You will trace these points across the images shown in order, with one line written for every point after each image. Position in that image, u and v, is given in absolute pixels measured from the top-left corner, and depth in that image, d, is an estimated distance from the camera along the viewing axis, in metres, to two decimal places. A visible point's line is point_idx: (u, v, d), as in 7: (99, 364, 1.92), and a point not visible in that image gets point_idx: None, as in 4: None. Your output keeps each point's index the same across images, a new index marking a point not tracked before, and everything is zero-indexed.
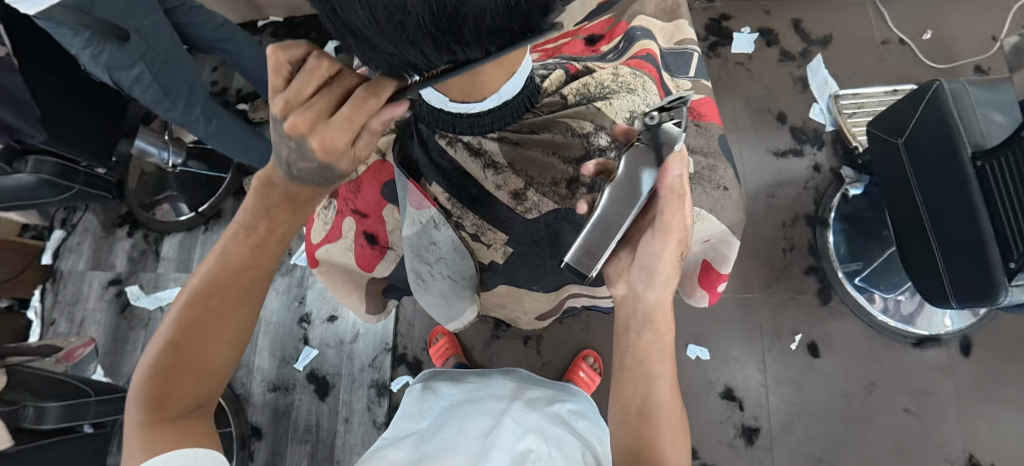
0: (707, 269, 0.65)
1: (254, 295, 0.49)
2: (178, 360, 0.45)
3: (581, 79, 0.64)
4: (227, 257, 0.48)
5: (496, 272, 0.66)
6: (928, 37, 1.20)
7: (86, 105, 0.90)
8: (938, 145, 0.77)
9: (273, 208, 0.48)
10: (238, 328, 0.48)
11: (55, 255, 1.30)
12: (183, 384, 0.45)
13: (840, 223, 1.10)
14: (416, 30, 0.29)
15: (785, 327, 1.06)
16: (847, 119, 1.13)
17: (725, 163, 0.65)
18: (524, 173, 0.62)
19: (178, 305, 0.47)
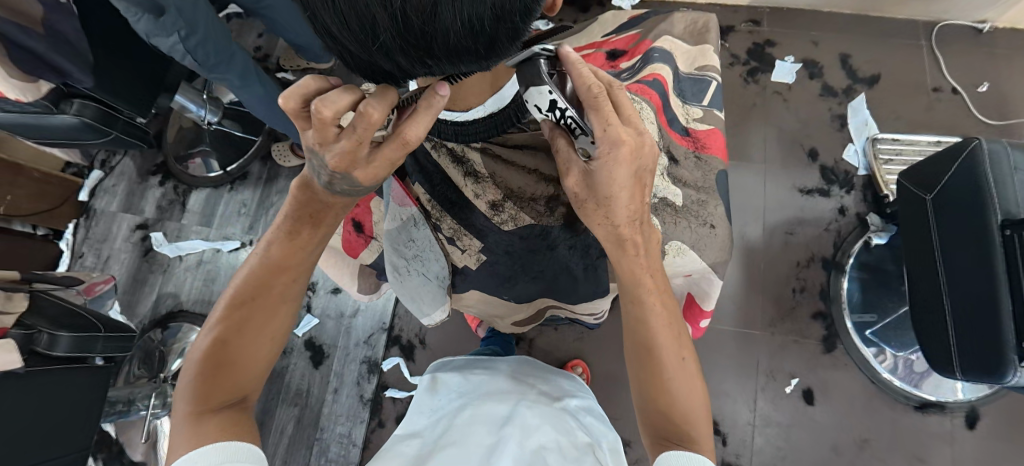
0: (690, 303, 0.67)
1: (290, 297, 0.54)
2: (223, 358, 0.51)
3: None
4: (267, 263, 0.52)
5: (466, 277, 0.67)
6: (984, 89, 1.14)
7: (132, 57, 0.94)
8: (968, 207, 0.73)
9: (310, 216, 0.51)
10: (275, 328, 0.53)
11: (92, 193, 1.37)
12: (226, 379, 0.50)
13: (857, 272, 1.06)
14: (388, 39, 0.30)
15: (782, 368, 1.04)
16: (881, 165, 1.09)
17: (717, 201, 0.64)
18: (505, 184, 0.60)
19: (224, 307, 0.52)
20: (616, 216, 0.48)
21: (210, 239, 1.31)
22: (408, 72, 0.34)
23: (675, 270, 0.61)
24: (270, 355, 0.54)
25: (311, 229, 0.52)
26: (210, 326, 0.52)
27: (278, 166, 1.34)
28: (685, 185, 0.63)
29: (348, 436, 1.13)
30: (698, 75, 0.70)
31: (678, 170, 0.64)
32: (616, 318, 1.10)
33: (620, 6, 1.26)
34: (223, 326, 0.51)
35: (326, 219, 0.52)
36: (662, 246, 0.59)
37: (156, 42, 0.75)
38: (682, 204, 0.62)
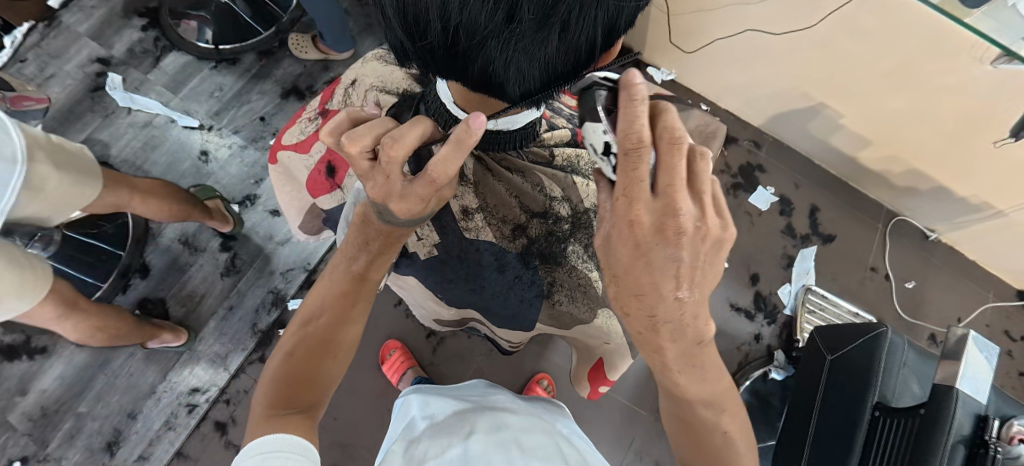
0: (596, 367, 0.77)
1: (357, 316, 0.57)
2: (295, 372, 0.53)
3: (576, 151, 0.71)
4: (335, 289, 0.56)
5: (411, 263, 0.66)
6: (909, 286, 1.26)
7: None
8: (858, 380, 0.81)
9: (368, 241, 0.55)
10: (338, 347, 0.55)
11: (65, 4, 1.25)
12: (297, 391, 0.52)
13: (749, 395, 1.13)
14: (435, 41, 0.37)
15: (651, 453, 1.08)
16: (804, 312, 1.19)
17: None
18: (483, 197, 0.64)
19: (296, 330, 0.55)
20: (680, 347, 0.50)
21: (169, 106, 1.22)
22: (444, 71, 0.41)
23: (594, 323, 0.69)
24: (333, 375, 0.56)
25: (367, 258, 0.56)
26: (282, 349, 0.55)
27: (272, 67, 1.28)
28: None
29: (222, 356, 1.09)
30: None
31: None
32: (527, 350, 1.12)
33: (653, 76, 1.33)
34: (292, 341, 0.55)
35: (383, 243, 0.55)
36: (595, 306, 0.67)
37: None
38: None
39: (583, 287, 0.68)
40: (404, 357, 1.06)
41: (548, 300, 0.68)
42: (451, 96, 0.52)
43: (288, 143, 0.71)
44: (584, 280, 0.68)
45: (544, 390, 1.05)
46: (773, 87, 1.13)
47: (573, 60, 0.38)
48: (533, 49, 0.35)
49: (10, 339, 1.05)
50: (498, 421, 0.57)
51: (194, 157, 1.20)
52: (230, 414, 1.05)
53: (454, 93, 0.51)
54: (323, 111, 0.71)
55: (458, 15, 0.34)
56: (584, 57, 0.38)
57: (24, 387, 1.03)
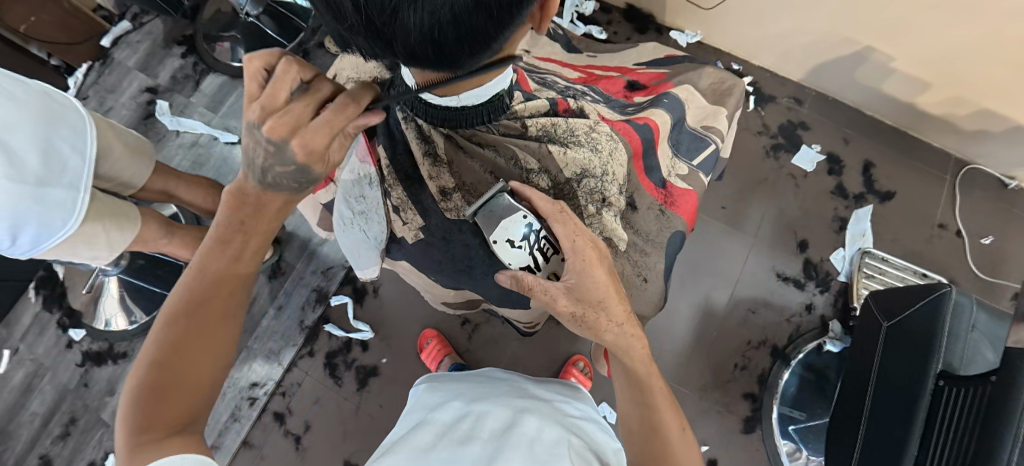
0: None
1: (236, 308, 0.53)
2: (166, 384, 0.46)
3: (553, 117, 0.61)
4: (205, 280, 0.51)
5: (402, 248, 0.66)
6: (986, 242, 1.14)
7: None
8: (916, 348, 0.74)
9: (244, 224, 0.53)
10: (218, 345, 0.50)
11: (114, 42, 1.37)
12: (174, 399, 0.46)
13: (801, 369, 1.06)
14: (355, 21, 0.37)
15: (696, 433, 1.05)
16: (862, 278, 1.10)
17: (659, 257, 0.66)
18: (460, 176, 0.58)
19: (160, 330, 0.48)
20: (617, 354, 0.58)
21: (211, 125, 1.31)
22: (378, 52, 0.41)
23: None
24: (217, 375, 0.51)
25: (243, 240, 0.53)
26: (141, 358, 0.47)
27: None
28: (630, 231, 0.65)
29: (276, 353, 1.14)
30: (701, 134, 0.72)
31: (634, 215, 0.66)
32: (561, 333, 1.12)
33: (676, 41, 1.27)
34: (157, 347, 0.47)
35: (263, 221, 0.54)
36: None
37: None
38: (624, 248, 0.64)
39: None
40: (440, 345, 1.08)
41: None
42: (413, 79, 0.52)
43: None
44: None
45: (580, 372, 1.04)
46: (808, 35, 1.04)
47: (495, 21, 0.37)
48: (444, 13, 0.34)
49: (98, 346, 1.18)
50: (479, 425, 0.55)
51: (236, 170, 1.28)
52: (287, 405, 1.11)
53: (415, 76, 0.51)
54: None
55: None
56: (506, 16, 0.37)
57: (113, 388, 1.16)
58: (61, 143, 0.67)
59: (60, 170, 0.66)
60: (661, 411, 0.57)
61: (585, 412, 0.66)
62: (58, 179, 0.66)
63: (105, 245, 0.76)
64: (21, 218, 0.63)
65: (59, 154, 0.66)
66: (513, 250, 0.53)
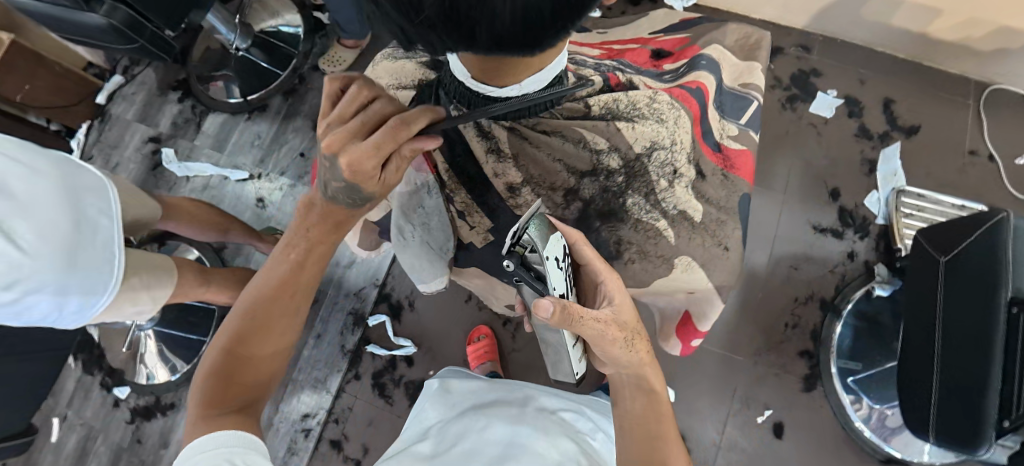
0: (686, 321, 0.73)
1: (298, 304, 0.57)
2: (232, 367, 0.52)
3: (615, 92, 0.57)
4: (273, 279, 0.56)
5: (469, 253, 0.67)
6: (1021, 162, 1.11)
7: None
8: (979, 278, 0.72)
9: (311, 230, 0.56)
10: (279, 336, 0.55)
11: (109, 97, 1.36)
12: (235, 383, 0.52)
13: (853, 319, 1.04)
14: (433, 12, 0.32)
15: (757, 398, 1.03)
16: (901, 217, 1.07)
17: (735, 222, 0.65)
18: (527, 169, 0.57)
19: (235, 318, 0.55)
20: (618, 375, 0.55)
21: (220, 165, 1.30)
22: (454, 44, 0.36)
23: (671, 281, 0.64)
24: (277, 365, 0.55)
25: (308, 244, 0.56)
26: (217, 343, 0.54)
27: (299, 103, 1.32)
28: (699, 199, 0.63)
29: (322, 382, 1.13)
30: (742, 92, 0.70)
31: (701, 184, 0.64)
32: None
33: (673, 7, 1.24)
34: (231, 334, 0.54)
35: (327, 231, 0.56)
36: (670, 259, 0.61)
37: None
38: (700, 220, 0.62)
39: (656, 237, 0.61)
40: (488, 346, 1.08)
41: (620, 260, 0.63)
42: (467, 71, 0.47)
43: None
44: (652, 232, 0.61)
45: None
46: None
47: None
48: None
49: (145, 401, 1.17)
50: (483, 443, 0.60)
51: (252, 205, 1.27)
52: (342, 431, 1.10)
53: (469, 68, 0.46)
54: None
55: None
56: None
57: (166, 440, 1.15)
58: (88, 205, 0.66)
59: (92, 232, 0.65)
60: (664, 441, 0.54)
61: (595, 421, 0.70)
62: (92, 242, 0.65)
63: (150, 299, 0.75)
64: (68, 289, 0.62)
65: (88, 217, 0.65)
66: (558, 269, 0.48)
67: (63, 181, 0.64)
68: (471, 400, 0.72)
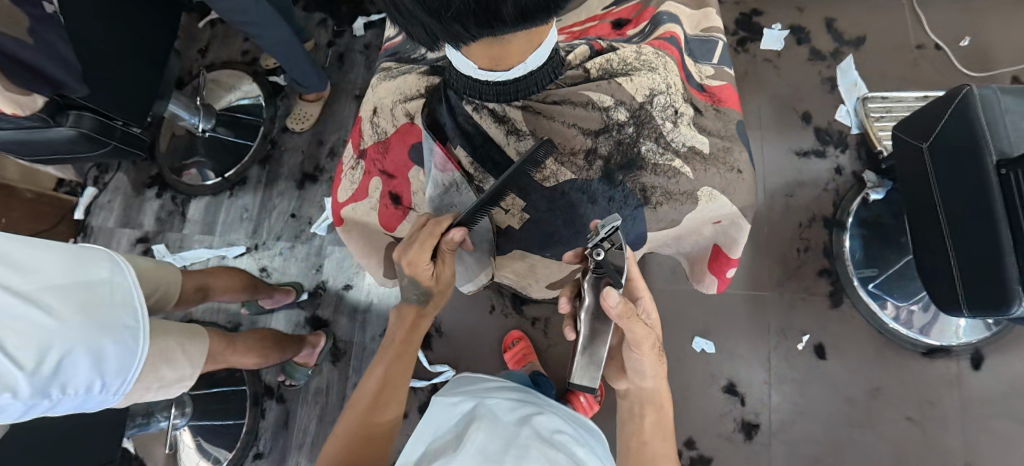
0: (717, 253, 0.65)
1: (403, 378, 0.63)
2: (359, 440, 0.57)
3: (605, 54, 0.59)
4: (386, 362, 0.63)
5: (510, 238, 0.65)
6: (966, 43, 1.17)
7: (137, 62, 0.98)
8: (964, 151, 0.76)
9: (410, 317, 0.66)
10: (391, 406, 0.60)
11: (87, 211, 1.35)
12: (364, 453, 0.56)
13: (858, 229, 1.08)
14: (463, 5, 0.35)
15: (792, 326, 1.06)
16: (873, 123, 1.12)
17: (741, 145, 0.61)
18: (545, 140, 0.56)
19: (357, 401, 0.61)
20: (642, 385, 0.64)
21: (214, 246, 1.29)
22: (478, 30, 0.38)
23: (700, 214, 0.59)
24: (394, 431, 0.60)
25: (404, 331, 0.65)
26: (344, 424, 0.59)
27: (277, 167, 1.32)
28: (707, 133, 0.60)
29: None
30: (705, 36, 0.72)
31: (700, 120, 0.61)
32: None
33: None
34: (355, 414, 0.60)
35: (415, 316, 0.66)
36: (694, 194, 0.57)
37: None
38: (709, 152, 0.59)
39: (676, 176, 0.57)
40: (524, 347, 1.09)
41: (649, 207, 0.58)
42: (473, 62, 0.50)
43: (345, 199, 0.66)
44: (670, 172, 0.57)
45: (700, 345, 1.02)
46: None
47: None
48: None
49: None
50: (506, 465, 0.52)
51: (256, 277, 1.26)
52: None
53: (477, 59, 0.49)
54: (360, 153, 0.65)
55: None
56: None
57: None
58: (99, 269, 0.67)
59: (109, 294, 0.66)
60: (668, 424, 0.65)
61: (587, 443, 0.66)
62: (113, 304, 0.65)
63: (187, 361, 0.75)
64: (102, 354, 0.62)
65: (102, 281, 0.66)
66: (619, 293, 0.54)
67: (69, 251, 0.66)
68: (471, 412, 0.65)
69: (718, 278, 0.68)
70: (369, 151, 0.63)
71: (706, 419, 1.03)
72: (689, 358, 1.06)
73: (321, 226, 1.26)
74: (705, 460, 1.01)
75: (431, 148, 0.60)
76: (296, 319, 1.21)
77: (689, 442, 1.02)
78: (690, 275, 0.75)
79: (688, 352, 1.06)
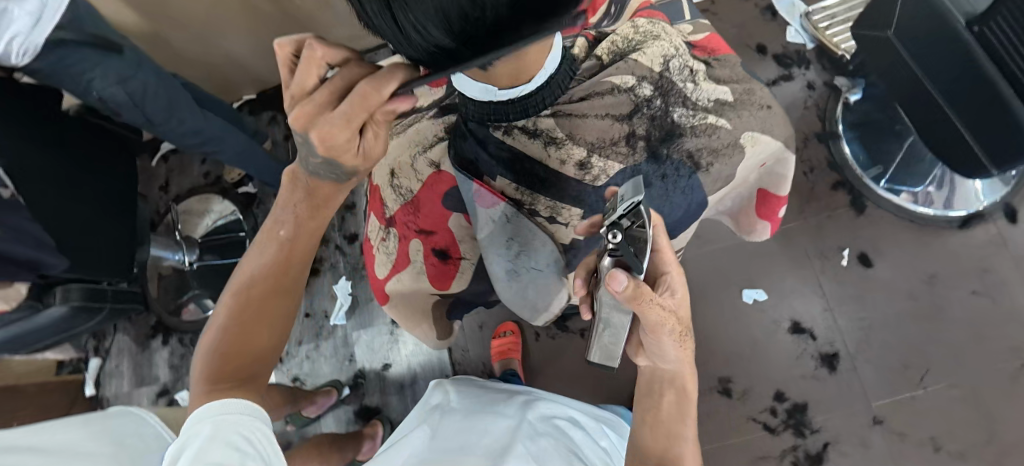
0: (765, 195, 0.65)
1: (291, 284, 0.49)
2: (229, 350, 0.45)
3: (607, 38, 0.58)
4: (264, 259, 0.48)
5: (579, 250, 0.60)
6: None
7: (108, 218, 0.95)
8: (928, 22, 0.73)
9: (299, 206, 0.49)
10: (277, 312, 0.47)
11: (97, 384, 1.28)
12: (245, 362, 0.45)
13: (851, 133, 1.10)
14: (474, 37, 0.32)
15: (830, 246, 1.05)
16: (825, 33, 1.15)
17: (759, 83, 0.60)
18: (585, 140, 0.54)
19: (227, 296, 0.47)
20: (661, 367, 0.50)
21: None
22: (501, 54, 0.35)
23: (749, 163, 0.58)
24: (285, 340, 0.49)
25: (295, 215, 0.48)
26: (215, 317, 0.46)
27: None
28: (724, 82, 0.58)
29: None
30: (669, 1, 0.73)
31: (713, 71, 0.59)
32: None
33: None
34: (225, 315, 0.46)
35: (327, 197, 0.50)
36: (738, 143, 0.55)
37: (103, 93, 0.82)
38: (734, 99, 0.57)
39: (716, 131, 0.55)
40: (512, 340, 1.09)
41: (704, 171, 0.55)
42: (493, 84, 0.48)
43: (387, 273, 0.64)
44: (709, 130, 0.55)
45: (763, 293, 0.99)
46: None
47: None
48: None
49: None
50: (490, 429, 0.62)
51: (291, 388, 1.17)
52: None
53: (497, 80, 0.47)
54: (388, 221, 0.63)
55: (485, 38, 0.32)
56: None
57: None
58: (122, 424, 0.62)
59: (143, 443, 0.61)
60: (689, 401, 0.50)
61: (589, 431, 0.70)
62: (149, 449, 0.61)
63: None
64: None
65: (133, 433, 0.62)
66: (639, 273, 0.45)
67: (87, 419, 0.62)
68: (458, 407, 0.71)
69: (771, 221, 0.67)
70: (398, 217, 0.61)
71: (785, 366, 1.00)
72: (745, 313, 1.03)
73: (340, 316, 1.18)
74: (802, 407, 0.98)
75: (471, 187, 0.57)
76: (345, 416, 1.13)
77: (779, 395, 0.99)
78: (737, 227, 0.73)
79: (742, 307, 1.04)
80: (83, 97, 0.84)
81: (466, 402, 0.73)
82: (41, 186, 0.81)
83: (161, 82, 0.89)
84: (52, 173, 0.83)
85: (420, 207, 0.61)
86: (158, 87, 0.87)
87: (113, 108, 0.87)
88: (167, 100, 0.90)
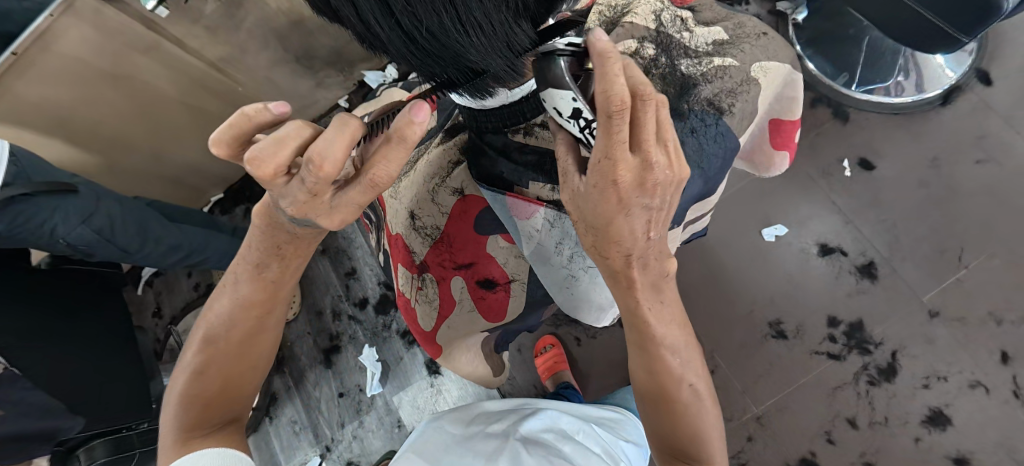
0: (776, 125, 0.64)
1: (272, 325, 0.49)
2: (206, 393, 0.46)
3: (595, 9, 0.61)
4: (240, 301, 0.46)
5: None
6: None
7: (111, 359, 0.90)
8: None
9: (279, 246, 0.42)
10: (256, 352, 0.48)
11: None
12: (224, 401, 0.47)
13: (809, 51, 1.11)
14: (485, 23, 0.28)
15: (829, 161, 1.05)
16: None
17: (746, 16, 0.61)
18: None
19: (199, 342, 0.47)
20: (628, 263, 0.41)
21: None
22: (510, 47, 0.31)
23: (766, 93, 0.58)
24: (256, 379, 0.50)
25: (281, 262, 0.44)
26: (187, 360, 0.47)
27: None
28: (714, 23, 0.60)
29: None
30: None
31: (699, 15, 0.61)
32: None
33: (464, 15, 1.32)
34: (198, 360, 0.46)
35: (304, 246, 0.43)
36: (749, 74, 0.56)
37: (72, 236, 0.77)
38: (729, 36, 0.59)
39: (726, 72, 0.56)
40: (554, 354, 1.06)
41: (728, 113, 0.56)
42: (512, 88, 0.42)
43: (436, 318, 0.63)
44: (720, 72, 0.56)
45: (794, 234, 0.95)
46: None
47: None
48: None
49: None
50: (482, 450, 0.62)
51: None
52: None
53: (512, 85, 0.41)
54: (420, 268, 0.61)
55: (500, 12, 0.27)
56: None
57: None
58: None
59: None
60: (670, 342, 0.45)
61: (591, 435, 0.69)
62: None
63: None
64: None
65: None
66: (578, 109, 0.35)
67: None
68: (453, 427, 0.71)
69: (789, 148, 0.66)
70: (432, 259, 0.60)
71: (829, 290, 0.98)
72: (772, 251, 1.02)
73: (375, 386, 1.13)
74: (858, 325, 0.96)
75: (505, 202, 0.54)
76: None
77: (832, 320, 0.97)
78: (755, 168, 0.72)
79: (767, 246, 1.03)
80: (49, 247, 0.79)
81: (463, 423, 0.73)
82: (28, 350, 0.75)
83: (128, 205, 0.86)
84: (37, 333, 0.77)
85: (454, 242, 0.59)
86: (124, 214, 0.83)
87: (81, 250, 0.81)
88: (137, 223, 0.85)
